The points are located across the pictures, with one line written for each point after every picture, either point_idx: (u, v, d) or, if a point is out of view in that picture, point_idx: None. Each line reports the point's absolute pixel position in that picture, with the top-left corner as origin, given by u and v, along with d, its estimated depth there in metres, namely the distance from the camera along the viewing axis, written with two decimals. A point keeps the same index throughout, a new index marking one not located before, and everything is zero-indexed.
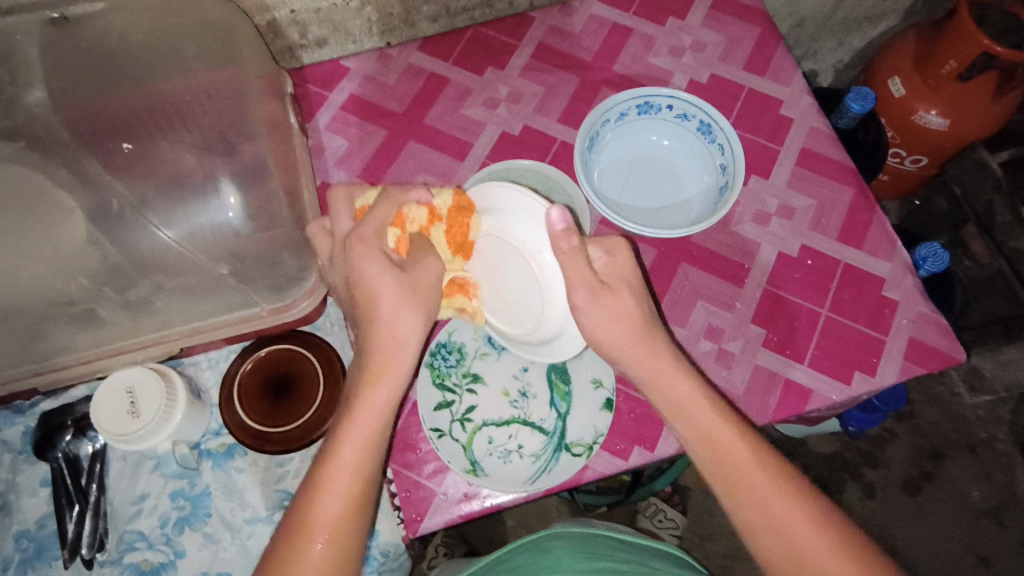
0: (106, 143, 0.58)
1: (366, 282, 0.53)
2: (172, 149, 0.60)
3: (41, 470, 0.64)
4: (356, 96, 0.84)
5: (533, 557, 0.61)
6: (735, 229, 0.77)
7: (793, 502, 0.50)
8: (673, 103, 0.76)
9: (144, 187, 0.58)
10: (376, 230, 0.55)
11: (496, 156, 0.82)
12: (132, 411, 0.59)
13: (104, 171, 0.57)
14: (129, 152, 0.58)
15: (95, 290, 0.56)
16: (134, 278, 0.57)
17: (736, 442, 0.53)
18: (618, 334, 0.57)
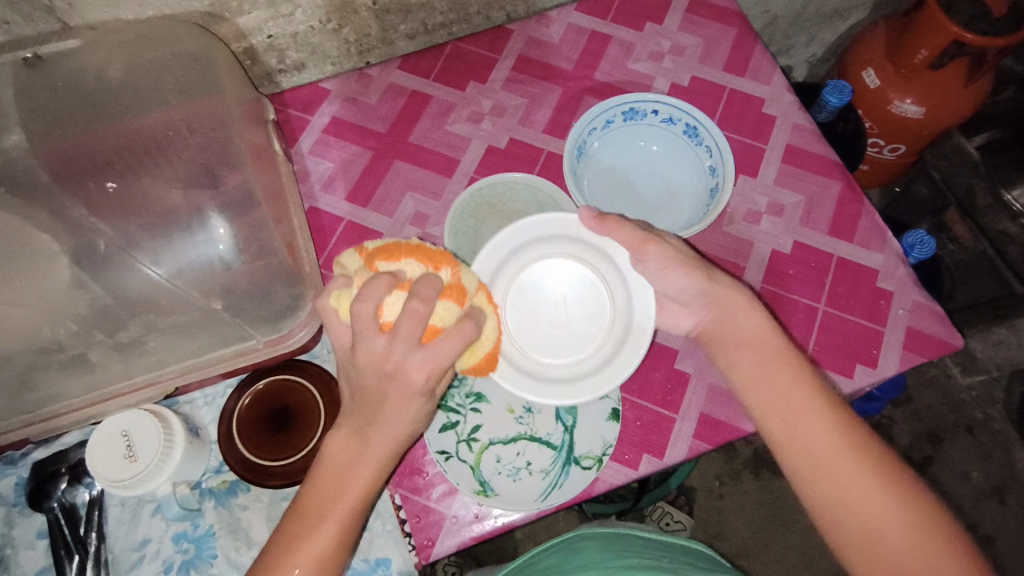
0: (87, 183, 0.57)
1: (386, 417, 0.49)
2: (156, 185, 0.59)
3: (37, 522, 0.62)
4: (338, 118, 0.84)
5: (563, 559, 0.60)
6: (728, 229, 0.78)
7: (833, 426, 0.54)
8: (659, 108, 0.76)
9: (130, 226, 0.57)
10: (434, 374, 0.49)
11: (484, 170, 0.81)
12: (129, 455, 0.58)
13: (87, 213, 0.56)
14: (114, 193, 0.58)
15: (85, 334, 0.55)
16: (123, 320, 0.55)
17: (790, 387, 0.56)
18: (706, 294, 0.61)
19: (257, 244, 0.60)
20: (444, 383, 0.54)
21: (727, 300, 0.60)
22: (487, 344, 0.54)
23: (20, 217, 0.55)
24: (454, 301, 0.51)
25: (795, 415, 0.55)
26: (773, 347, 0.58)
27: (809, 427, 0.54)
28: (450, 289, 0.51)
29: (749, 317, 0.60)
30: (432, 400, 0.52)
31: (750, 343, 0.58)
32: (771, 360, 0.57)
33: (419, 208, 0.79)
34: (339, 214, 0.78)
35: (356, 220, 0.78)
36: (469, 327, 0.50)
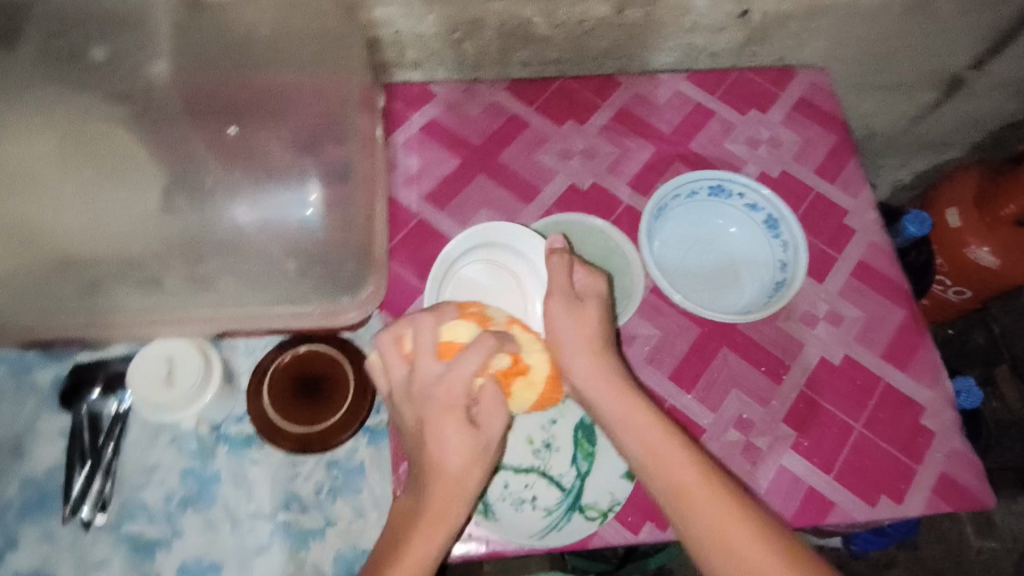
0: (213, 124, 0.64)
1: (448, 459, 0.55)
2: (267, 140, 0.64)
3: (61, 421, 0.65)
4: (436, 121, 0.87)
5: None
6: (782, 324, 0.78)
7: (726, 503, 0.52)
8: (746, 193, 0.77)
9: (235, 170, 0.64)
10: (467, 383, 0.56)
11: (561, 205, 0.83)
12: (167, 382, 0.60)
13: (204, 148, 0.64)
14: (233, 138, 0.64)
15: (167, 258, 0.60)
16: (206, 256, 0.61)
17: (679, 463, 0.55)
18: (601, 385, 0.61)
19: (339, 214, 0.64)
20: (497, 424, 0.57)
21: (596, 376, 0.61)
22: (532, 365, 0.61)
23: (141, 139, 0.62)
24: (474, 323, 0.60)
25: (686, 494, 0.53)
26: (654, 432, 0.57)
27: (701, 506, 0.52)
28: (472, 316, 0.61)
29: (632, 396, 0.60)
30: (478, 429, 0.56)
31: (639, 423, 0.58)
32: (652, 439, 0.57)
33: (491, 225, 0.81)
34: (415, 210, 0.80)
35: (429, 219, 0.80)
36: (485, 338, 0.57)
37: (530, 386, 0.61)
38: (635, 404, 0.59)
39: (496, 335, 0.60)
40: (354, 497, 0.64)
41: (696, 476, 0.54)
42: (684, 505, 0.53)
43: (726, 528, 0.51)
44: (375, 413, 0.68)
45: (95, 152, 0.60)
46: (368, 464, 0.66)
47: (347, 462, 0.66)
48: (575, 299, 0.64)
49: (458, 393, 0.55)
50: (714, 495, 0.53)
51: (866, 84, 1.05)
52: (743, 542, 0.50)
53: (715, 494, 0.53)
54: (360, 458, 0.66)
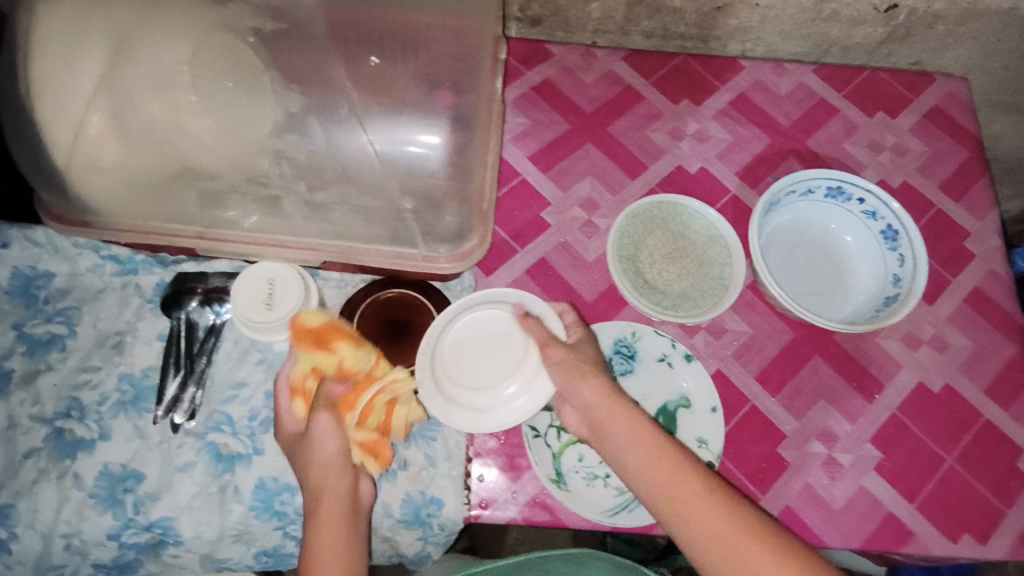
0: (358, 53, 0.60)
1: (324, 450, 0.56)
2: (405, 75, 0.59)
3: (161, 325, 0.67)
4: (549, 81, 0.85)
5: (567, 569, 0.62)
6: (881, 341, 0.74)
7: (763, 548, 0.46)
8: (867, 198, 0.73)
9: (373, 101, 0.58)
10: (335, 430, 0.56)
11: (666, 186, 0.81)
12: (267, 303, 0.61)
13: (346, 76, 0.58)
14: (374, 67, 0.59)
15: (291, 180, 0.57)
16: (326, 181, 0.58)
17: (704, 499, 0.49)
18: (610, 411, 0.55)
19: (460, 156, 0.59)
20: (337, 436, 0.56)
21: (607, 402, 0.55)
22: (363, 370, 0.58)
23: (278, 55, 0.58)
24: (318, 347, 0.58)
25: (714, 536, 0.47)
26: (675, 458, 0.51)
27: (738, 551, 0.46)
28: (319, 335, 0.58)
29: (619, 404, 0.55)
30: (315, 445, 0.56)
31: (651, 451, 0.52)
32: (673, 470, 0.51)
33: (593, 195, 0.79)
34: (518, 169, 0.79)
35: (531, 181, 0.79)
36: (350, 364, 0.57)
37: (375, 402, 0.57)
38: (622, 413, 0.55)
39: (358, 358, 0.57)
40: (428, 444, 0.65)
41: (689, 485, 0.50)
42: (714, 547, 0.47)
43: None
44: None
45: (223, 65, 0.55)
46: None
47: None
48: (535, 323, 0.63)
49: (337, 449, 0.56)
50: (753, 536, 0.47)
51: (1004, 102, 0.97)
52: None
53: (753, 535, 0.47)
54: None
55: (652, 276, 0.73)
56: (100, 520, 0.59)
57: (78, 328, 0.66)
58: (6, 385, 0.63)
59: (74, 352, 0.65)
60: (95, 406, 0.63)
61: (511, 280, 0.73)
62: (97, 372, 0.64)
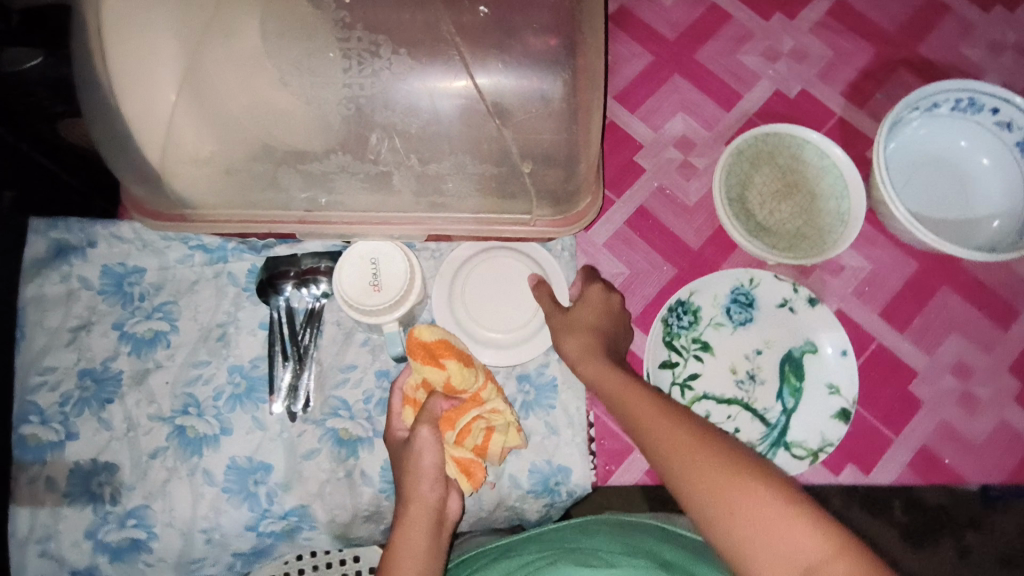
0: (464, 2, 0.53)
1: (421, 462, 0.55)
2: (524, 23, 0.54)
3: (261, 313, 0.65)
4: (627, 9, 0.77)
5: (574, 531, 0.58)
6: (1014, 265, 0.69)
7: (715, 455, 0.46)
8: (1001, 108, 0.65)
9: (485, 51, 0.53)
10: (437, 448, 0.55)
11: (765, 114, 0.74)
12: (375, 283, 0.58)
13: (454, 31, 0.52)
14: (484, 19, 0.53)
15: (402, 155, 0.53)
16: (441, 151, 0.53)
17: (667, 425, 0.50)
18: (590, 364, 0.58)
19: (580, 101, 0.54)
20: (432, 455, 0.55)
21: (580, 356, 0.59)
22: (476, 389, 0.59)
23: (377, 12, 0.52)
24: (441, 356, 0.58)
25: (674, 451, 0.48)
26: (641, 393, 0.53)
27: (691, 461, 0.46)
28: (441, 349, 0.59)
29: (646, 395, 0.53)
30: (414, 461, 0.55)
31: (619, 391, 0.55)
32: (635, 403, 0.53)
33: (688, 132, 0.73)
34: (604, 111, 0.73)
35: (619, 123, 0.73)
36: (450, 385, 0.58)
37: (491, 436, 0.58)
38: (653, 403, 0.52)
39: (464, 377, 0.58)
40: (546, 412, 0.64)
41: (729, 466, 0.45)
42: (672, 461, 0.47)
43: (717, 480, 0.44)
44: None
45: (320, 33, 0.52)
46: (559, 381, 0.64)
47: (538, 378, 0.64)
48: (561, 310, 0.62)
49: (437, 462, 0.55)
50: (706, 447, 0.47)
51: None
52: (740, 493, 0.43)
53: (707, 447, 0.47)
54: (551, 374, 0.65)
55: (763, 217, 0.68)
56: (237, 513, 0.60)
57: (180, 323, 0.64)
58: (119, 388, 0.62)
59: (179, 348, 0.63)
60: (212, 401, 0.62)
61: (610, 233, 0.69)
62: (206, 367, 0.63)
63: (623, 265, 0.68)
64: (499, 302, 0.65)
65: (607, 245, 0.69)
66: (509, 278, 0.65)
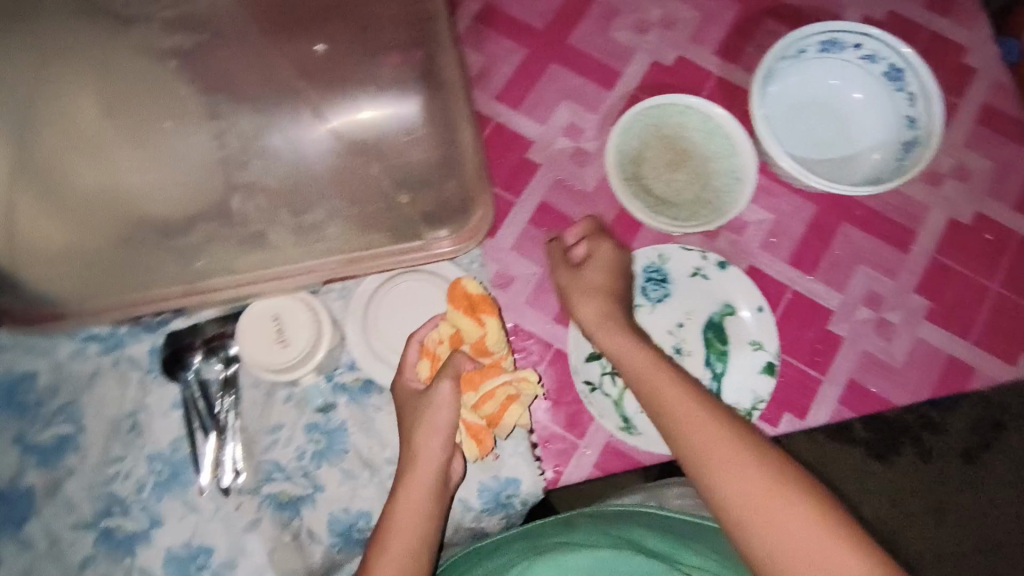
0: (301, 42, 0.57)
1: (437, 417, 0.53)
2: (360, 60, 0.57)
3: (171, 392, 0.61)
4: (492, 5, 0.75)
5: (554, 528, 0.55)
6: (903, 189, 0.71)
7: (750, 462, 0.45)
8: (863, 43, 0.67)
9: (333, 95, 0.58)
10: (452, 400, 0.53)
11: (646, 87, 0.74)
12: (279, 340, 0.56)
13: (299, 75, 0.58)
14: (322, 56, 0.57)
15: (271, 212, 0.56)
16: (312, 201, 0.56)
17: (698, 420, 0.48)
18: (604, 327, 0.57)
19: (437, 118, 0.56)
20: (445, 412, 0.53)
21: (599, 323, 0.57)
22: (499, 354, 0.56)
23: (220, 74, 0.56)
24: (473, 312, 0.56)
25: (706, 450, 0.46)
26: (667, 377, 0.51)
27: (725, 466, 0.45)
28: (478, 304, 0.56)
29: (678, 389, 0.50)
30: (427, 412, 0.53)
31: (643, 369, 0.53)
32: (659, 390, 0.51)
33: (574, 119, 0.72)
34: (488, 114, 0.72)
35: (505, 122, 0.72)
36: (479, 338, 0.55)
37: (506, 408, 0.55)
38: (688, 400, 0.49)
39: (493, 338, 0.55)
40: None
41: (777, 482, 0.44)
42: (700, 461, 0.46)
43: (756, 493, 0.44)
44: None
45: (164, 100, 0.56)
46: None
47: None
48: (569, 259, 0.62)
49: (448, 418, 0.53)
50: (739, 449, 0.46)
51: None
52: (780, 512, 0.43)
53: (740, 448, 0.46)
54: None
55: (661, 189, 0.68)
56: None
57: (86, 422, 0.60)
58: (34, 504, 0.58)
59: (90, 448, 0.60)
60: (136, 496, 0.59)
61: (516, 235, 0.68)
62: (123, 462, 0.60)
63: (535, 264, 0.68)
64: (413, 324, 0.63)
65: (515, 248, 0.68)
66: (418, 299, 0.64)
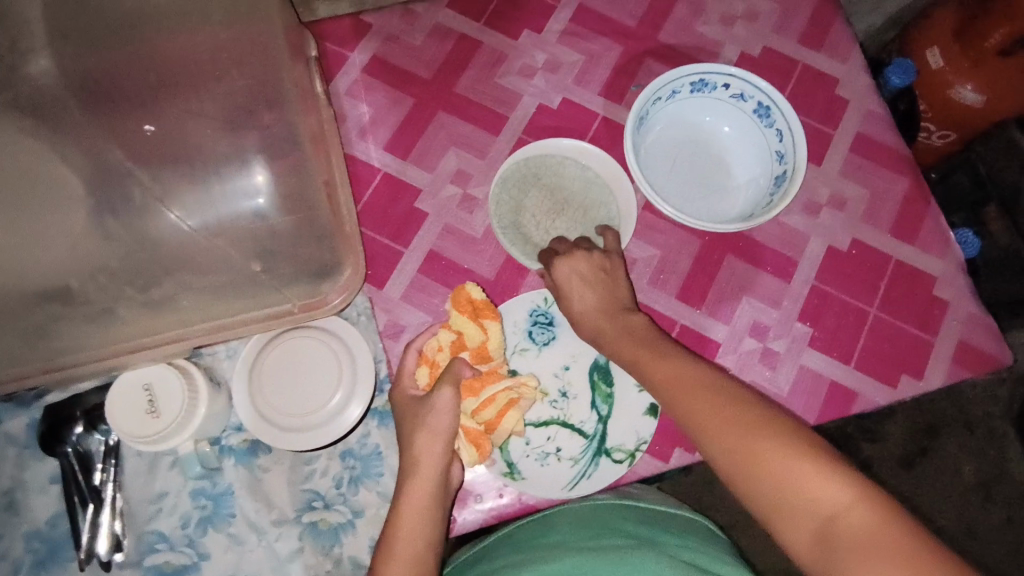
0: (125, 123, 0.50)
1: (438, 420, 0.55)
2: (195, 125, 0.52)
3: (49, 466, 0.60)
4: (379, 57, 0.76)
5: (535, 531, 0.56)
6: (783, 220, 0.73)
7: (738, 411, 0.48)
8: (731, 82, 0.69)
9: (168, 173, 0.51)
10: (454, 408, 0.56)
11: (533, 131, 0.75)
12: (151, 411, 0.55)
13: (123, 155, 0.50)
14: (153, 137, 0.51)
15: (114, 288, 0.49)
16: (157, 276, 0.50)
17: (687, 387, 0.51)
18: (616, 325, 0.59)
19: (296, 187, 0.54)
20: (447, 417, 0.56)
21: (608, 318, 0.60)
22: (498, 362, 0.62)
23: (39, 149, 0.48)
24: (478, 323, 0.61)
25: (698, 413, 0.50)
26: (661, 356, 0.55)
27: (718, 421, 0.48)
28: (481, 313, 0.62)
29: (674, 359, 0.54)
30: (427, 419, 0.55)
31: (641, 355, 0.56)
32: (658, 366, 0.54)
33: (462, 166, 0.73)
34: (376, 165, 0.73)
35: (394, 172, 0.73)
36: (483, 347, 0.61)
37: (504, 415, 0.59)
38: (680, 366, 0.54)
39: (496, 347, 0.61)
40: (376, 482, 0.62)
41: (756, 428, 0.47)
42: (698, 421, 0.49)
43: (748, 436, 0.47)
44: (380, 393, 0.65)
45: None
46: (383, 447, 0.63)
47: (361, 450, 0.63)
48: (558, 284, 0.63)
49: (450, 421, 0.56)
50: (727, 405, 0.49)
51: None
52: (770, 450, 0.45)
53: (728, 404, 0.49)
54: (374, 442, 0.64)
55: (540, 236, 0.70)
56: None
57: None
58: None
59: None
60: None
61: (405, 285, 0.69)
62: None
63: (424, 313, 0.68)
64: (301, 381, 0.62)
65: (404, 297, 0.68)
66: (304, 354, 0.62)
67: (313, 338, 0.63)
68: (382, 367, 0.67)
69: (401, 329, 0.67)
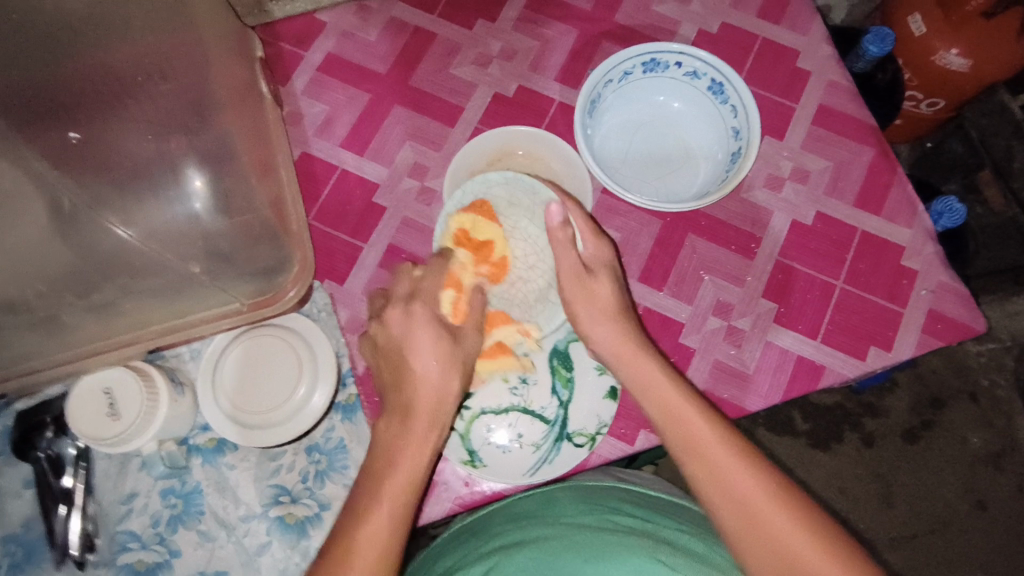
0: (49, 132, 0.49)
1: (417, 350, 0.56)
2: (126, 132, 0.53)
3: (24, 471, 0.62)
4: (333, 55, 0.77)
5: (535, 507, 0.57)
6: (746, 196, 0.73)
7: (741, 459, 0.48)
8: (682, 60, 0.69)
9: (98, 182, 0.51)
10: (433, 335, 0.56)
11: (489, 120, 0.75)
12: (111, 413, 0.56)
13: (51, 166, 0.48)
14: (78, 145, 0.50)
15: (55, 296, 0.47)
16: (96, 282, 0.49)
17: (691, 420, 0.51)
18: (620, 341, 0.58)
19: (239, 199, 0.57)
20: (427, 342, 0.56)
21: (612, 339, 0.58)
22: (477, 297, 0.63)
23: None
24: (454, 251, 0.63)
25: (697, 445, 0.49)
26: (655, 371, 0.55)
27: (714, 458, 0.48)
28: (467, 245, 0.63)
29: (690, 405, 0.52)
30: (412, 345, 0.56)
31: (646, 373, 0.55)
32: (661, 389, 0.54)
33: (419, 159, 0.74)
34: (334, 162, 0.73)
35: (352, 169, 0.73)
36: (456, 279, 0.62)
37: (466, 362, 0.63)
38: (692, 414, 0.51)
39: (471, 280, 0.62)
40: (342, 475, 0.63)
41: (758, 480, 0.47)
42: (694, 452, 0.49)
43: (747, 489, 0.46)
44: (345, 387, 0.66)
45: None
46: (347, 440, 0.64)
47: (326, 444, 0.64)
48: (586, 273, 0.60)
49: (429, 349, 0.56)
50: (729, 448, 0.49)
51: None
52: (769, 510, 0.45)
53: (730, 448, 0.49)
54: (339, 436, 0.64)
55: None
56: None
57: None
58: None
59: None
60: None
61: (365, 281, 0.69)
62: None
63: None
64: (264, 377, 0.62)
65: (365, 292, 0.69)
66: (268, 352, 0.62)
67: (277, 336, 0.63)
68: (345, 362, 0.68)
69: (362, 323, 0.68)
